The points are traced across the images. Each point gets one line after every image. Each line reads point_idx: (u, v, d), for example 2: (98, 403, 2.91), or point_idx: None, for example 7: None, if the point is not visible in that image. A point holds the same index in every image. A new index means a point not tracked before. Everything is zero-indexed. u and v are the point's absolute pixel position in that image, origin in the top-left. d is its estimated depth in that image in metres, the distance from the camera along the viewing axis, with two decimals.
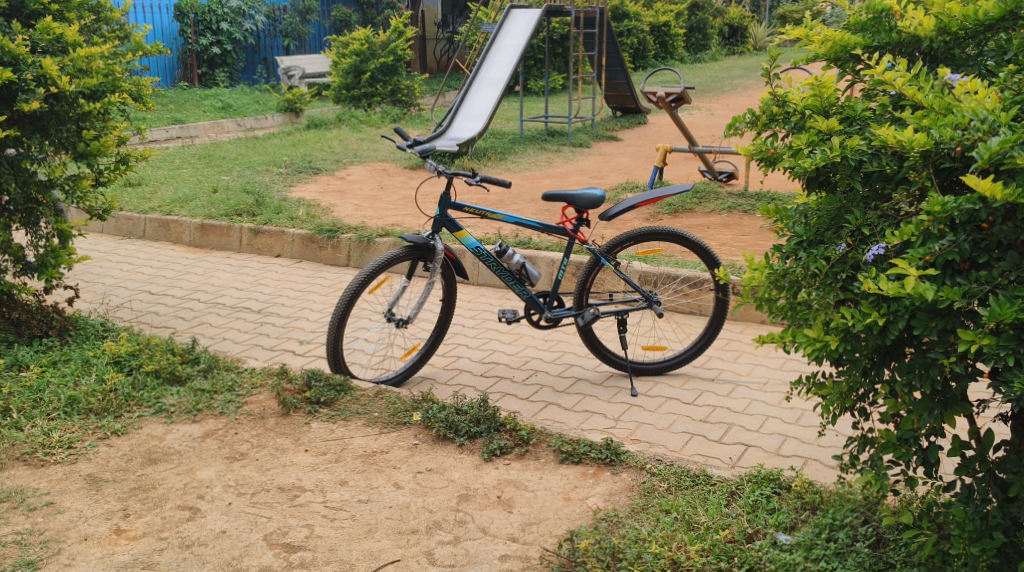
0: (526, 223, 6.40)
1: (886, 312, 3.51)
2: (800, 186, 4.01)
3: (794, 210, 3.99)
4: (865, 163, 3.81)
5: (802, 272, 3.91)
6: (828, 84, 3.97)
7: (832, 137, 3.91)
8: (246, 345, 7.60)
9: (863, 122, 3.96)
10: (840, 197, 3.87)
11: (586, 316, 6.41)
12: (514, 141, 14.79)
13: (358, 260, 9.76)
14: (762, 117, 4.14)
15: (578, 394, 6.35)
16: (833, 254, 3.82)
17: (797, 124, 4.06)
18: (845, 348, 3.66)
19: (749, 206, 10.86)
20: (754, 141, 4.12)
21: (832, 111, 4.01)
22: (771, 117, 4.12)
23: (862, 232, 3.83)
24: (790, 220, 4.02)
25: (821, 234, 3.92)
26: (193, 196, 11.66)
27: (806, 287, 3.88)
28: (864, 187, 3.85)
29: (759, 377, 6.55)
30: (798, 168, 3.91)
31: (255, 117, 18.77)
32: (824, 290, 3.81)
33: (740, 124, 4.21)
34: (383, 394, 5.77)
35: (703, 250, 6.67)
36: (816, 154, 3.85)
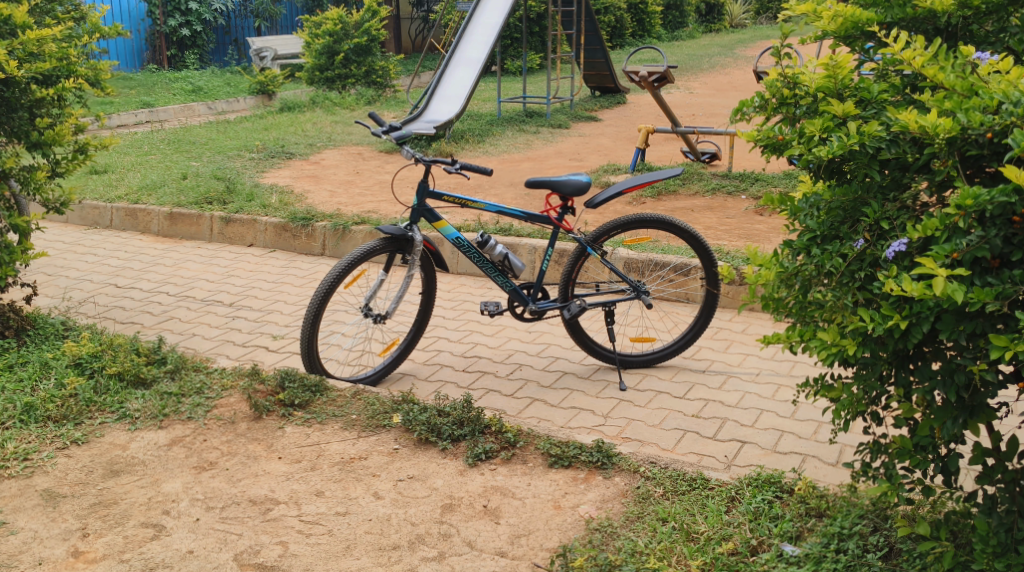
0: (509, 211, 6.10)
1: (908, 314, 3.32)
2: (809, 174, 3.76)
3: (804, 202, 3.76)
4: (882, 151, 3.55)
5: (814, 269, 3.68)
6: (842, 63, 3.73)
7: (850, 122, 3.65)
8: (216, 342, 7.29)
9: (879, 105, 3.70)
10: (856, 187, 3.64)
11: (572, 308, 6.13)
12: (491, 122, 14.48)
13: (333, 249, 9.44)
14: (770, 102, 3.86)
15: (564, 389, 6.09)
16: (850, 251, 3.58)
17: (811, 108, 3.81)
18: (862, 352, 3.45)
19: (734, 188, 10.61)
20: (759, 126, 3.88)
21: (846, 93, 3.76)
22: (781, 101, 3.85)
23: (880, 227, 3.59)
24: (801, 212, 3.78)
25: (836, 228, 3.68)
26: (161, 182, 11.31)
27: (817, 284, 3.66)
28: (881, 176, 3.61)
29: (751, 368, 6.27)
30: (811, 157, 3.66)
31: (226, 100, 18.37)
32: (840, 290, 3.58)
33: (748, 109, 3.92)
34: (361, 394, 5.47)
35: (700, 244, 6.43)
36: (831, 140, 3.59)
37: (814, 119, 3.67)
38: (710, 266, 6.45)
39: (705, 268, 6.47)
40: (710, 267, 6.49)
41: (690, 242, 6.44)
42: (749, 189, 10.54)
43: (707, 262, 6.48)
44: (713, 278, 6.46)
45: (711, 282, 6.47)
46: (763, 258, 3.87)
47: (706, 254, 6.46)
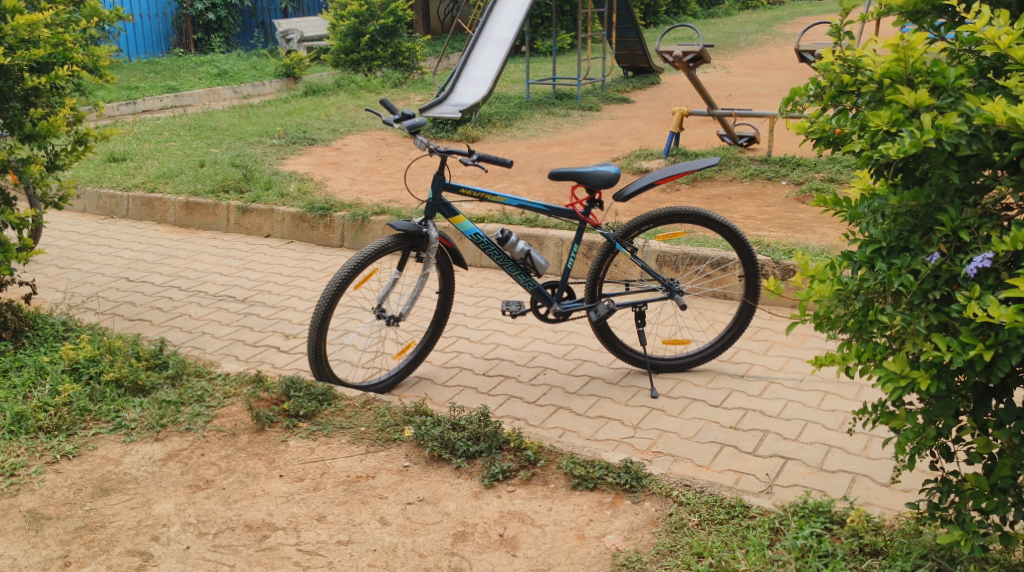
0: (531, 205, 5.68)
1: (993, 343, 3.12)
2: (872, 171, 3.49)
3: (867, 207, 3.47)
4: (961, 147, 3.23)
5: (878, 286, 3.44)
6: (914, 45, 3.32)
7: (923, 113, 3.28)
8: (227, 340, 6.84)
9: (957, 93, 3.29)
10: (931, 191, 3.33)
11: (599, 309, 5.71)
12: (520, 105, 14.03)
13: (353, 240, 9.06)
14: (827, 90, 3.57)
15: (591, 396, 5.70)
16: (924, 267, 3.30)
17: (876, 98, 3.45)
18: (938, 386, 3.25)
19: (773, 173, 10.14)
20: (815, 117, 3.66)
21: (916, 78, 3.36)
22: (840, 89, 3.54)
23: (957, 237, 3.30)
24: (865, 219, 3.51)
25: (905, 238, 3.39)
26: (179, 170, 10.94)
27: (883, 303, 3.42)
28: (959, 177, 3.30)
29: (793, 375, 5.90)
30: (876, 153, 3.34)
31: (252, 84, 18.02)
32: (912, 313, 3.32)
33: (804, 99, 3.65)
34: (372, 404, 5.07)
35: (742, 244, 5.99)
36: (902, 137, 3.24)
37: (883, 110, 3.31)
38: (752, 269, 6.01)
39: (746, 270, 6.02)
40: (751, 270, 6.05)
41: (731, 242, 5.99)
42: (789, 175, 10.06)
43: (748, 264, 6.04)
44: (753, 282, 6.02)
45: (751, 285, 6.03)
46: (815, 271, 3.59)
47: (748, 255, 6.02)
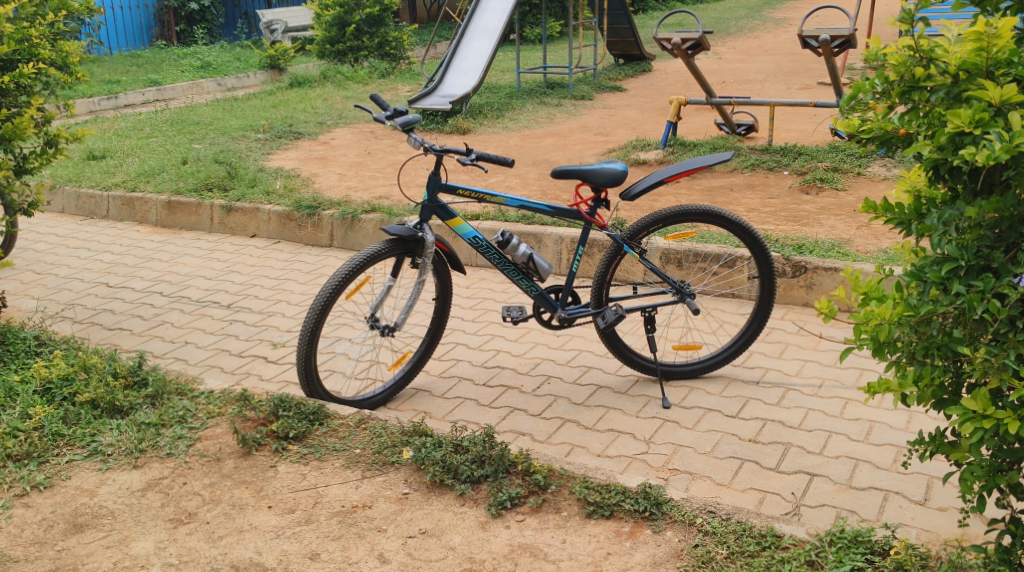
0: (533, 206, 5.33)
1: None
2: (939, 174, 3.34)
3: (935, 219, 3.32)
4: None
5: (949, 308, 3.27)
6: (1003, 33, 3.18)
7: (1009, 112, 3.19)
8: (211, 350, 6.47)
9: None
10: (1016, 204, 3.19)
11: (607, 316, 5.37)
12: (511, 95, 13.67)
13: (342, 240, 8.70)
14: (895, 86, 3.38)
15: (600, 407, 5.36)
16: (1010, 291, 3.17)
17: (951, 94, 3.30)
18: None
19: (775, 163, 9.82)
20: (875, 116, 3.49)
21: (1001, 72, 3.24)
22: (911, 84, 3.35)
23: None
24: (933, 231, 3.34)
25: (984, 255, 3.25)
26: (161, 167, 10.53)
27: (943, 323, 3.31)
28: None
29: (811, 378, 5.61)
30: (960, 159, 3.22)
31: (236, 76, 17.61)
32: (999, 346, 3.20)
33: (867, 95, 3.48)
34: (366, 423, 4.72)
35: (759, 246, 5.63)
36: (991, 141, 3.13)
37: (964, 108, 3.19)
38: (769, 273, 5.66)
39: (762, 274, 5.67)
40: (767, 274, 5.70)
41: (747, 244, 5.63)
42: (791, 164, 9.74)
43: (764, 267, 5.69)
44: (769, 287, 5.68)
45: (767, 289, 5.69)
46: (866, 285, 3.47)
47: (764, 258, 5.66)
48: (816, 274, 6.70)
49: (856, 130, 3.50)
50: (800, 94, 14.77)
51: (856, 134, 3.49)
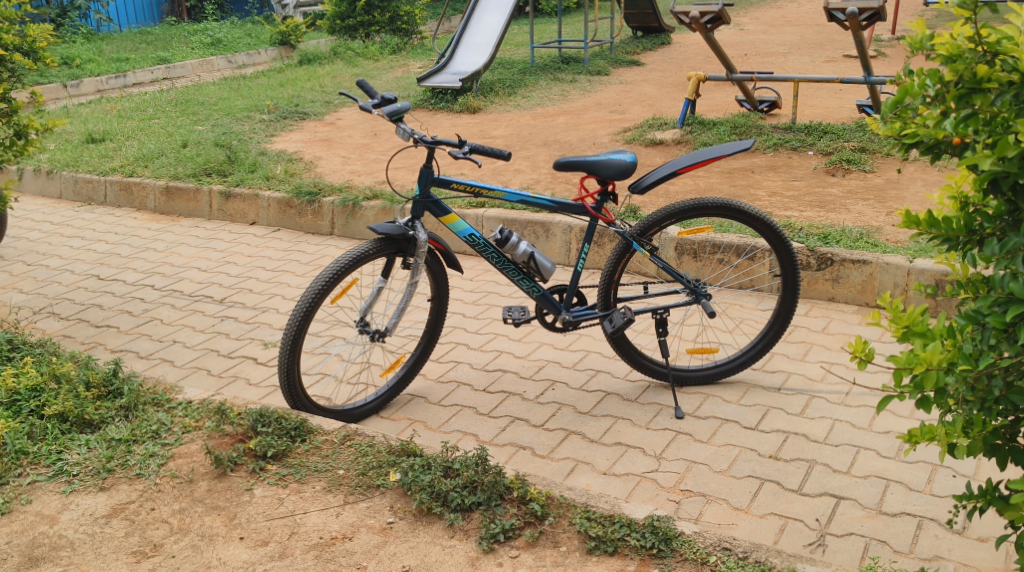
0: (534, 200, 4.94)
1: None
2: (1001, 191, 3.07)
3: (998, 246, 3.01)
4: None
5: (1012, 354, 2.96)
6: None
7: None
8: (199, 351, 6.11)
9: None
10: None
11: (615, 319, 4.98)
12: (524, 71, 13.22)
13: (344, 228, 8.32)
14: (952, 87, 3.08)
15: (608, 417, 4.98)
16: None
17: (1019, 98, 3.01)
18: None
19: (799, 143, 9.39)
20: (921, 115, 3.14)
21: None
22: (975, 84, 3.06)
23: None
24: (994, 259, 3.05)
25: None
26: (160, 151, 10.15)
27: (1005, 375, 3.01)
28: None
29: (837, 385, 5.25)
30: None
31: (246, 52, 17.20)
32: None
33: (916, 98, 3.13)
34: (352, 440, 4.34)
35: (783, 244, 5.19)
36: None
37: None
38: (793, 273, 5.23)
39: (785, 273, 5.25)
40: (791, 273, 5.27)
41: (770, 241, 5.20)
42: (816, 144, 9.31)
43: (788, 266, 5.26)
44: (793, 287, 5.26)
45: (790, 289, 5.27)
46: (907, 316, 3.07)
47: (788, 256, 5.23)
48: (843, 267, 6.33)
49: (897, 133, 3.16)
50: (825, 67, 14.27)
51: (897, 138, 3.14)
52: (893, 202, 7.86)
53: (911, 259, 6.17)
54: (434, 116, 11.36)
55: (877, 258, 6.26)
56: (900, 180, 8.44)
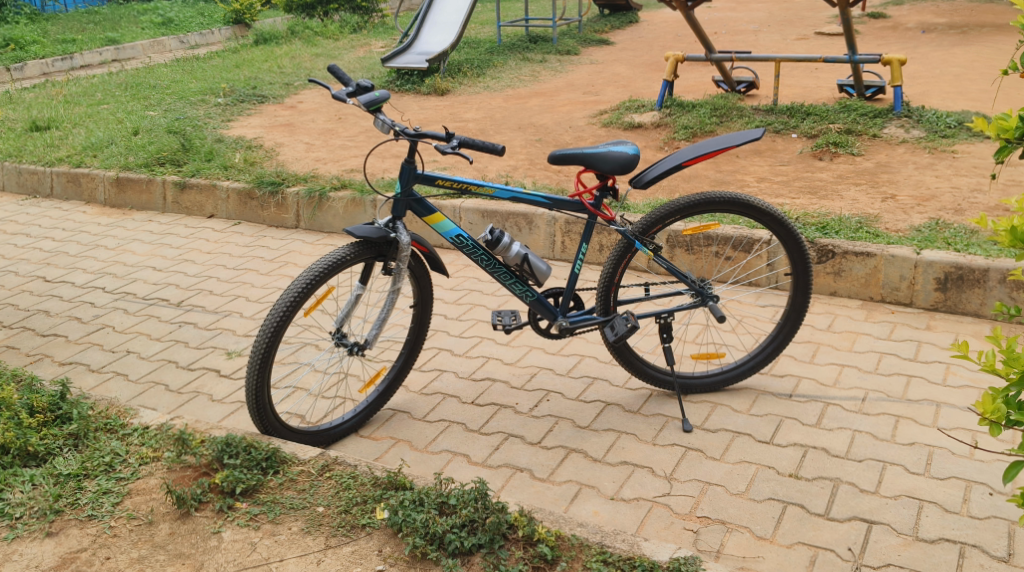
0: (527, 196, 4.50)
1: None
2: None
3: None
4: None
5: None
6: None
7: None
8: (156, 363, 5.64)
9: None
10: None
11: (617, 327, 4.58)
12: (491, 51, 12.74)
13: (309, 221, 7.83)
14: None
15: (610, 432, 4.57)
16: None
17: None
18: None
19: (783, 125, 9.00)
20: None
21: None
22: None
23: None
24: None
25: None
26: (109, 139, 9.57)
27: None
28: None
29: (852, 391, 4.85)
30: None
31: (199, 32, 16.54)
32: None
33: None
34: (331, 470, 3.93)
35: (794, 241, 4.75)
36: None
37: None
38: (804, 271, 4.80)
39: (796, 272, 4.81)
40: (802, 272, 4.84)
41: (780, 237, 4.76)
42: (800, 126, 8.93)
43: (799, 264, 4.83)
44: (804, 287, 4.83)
45: (801, 290, 4.84)
46: None
47: (799, 253, 4.80)
48: (845, 260, 5.95)
49: None
50: (797, 45, 13.91)
51: None
52: (887, 187, 7.50)
53: (918, 251, 5.81)
54: (400, 99, 10.86)
55: (881, 249, 5.89)
56: (891, 163, 8.09)
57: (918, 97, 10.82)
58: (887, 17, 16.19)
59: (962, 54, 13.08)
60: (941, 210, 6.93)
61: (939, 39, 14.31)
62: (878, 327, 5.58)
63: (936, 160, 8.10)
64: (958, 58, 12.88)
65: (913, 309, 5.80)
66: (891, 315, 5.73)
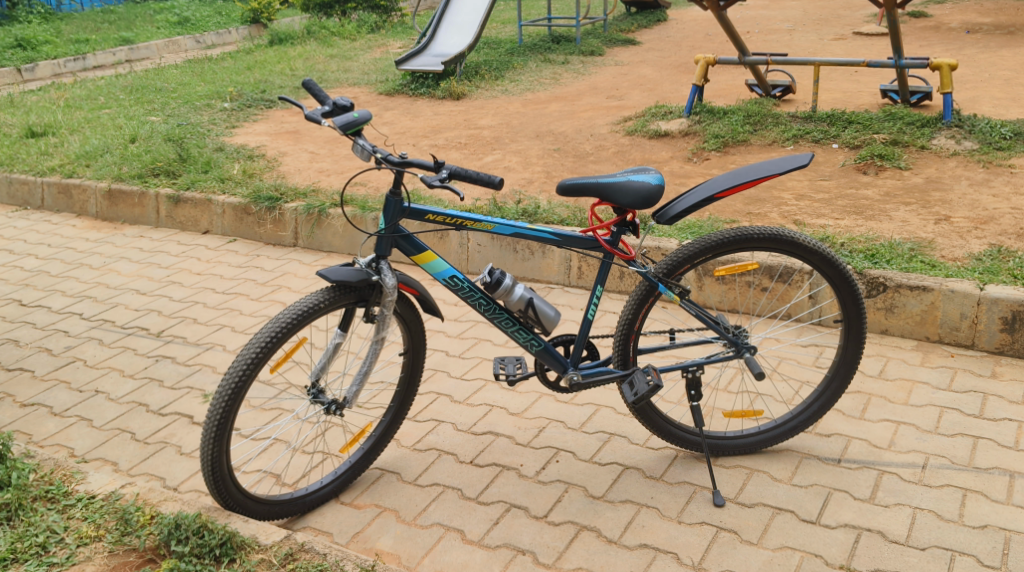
0: (533, 232, 3.89)
1: None
2: None
3: None
4: None
5: None
6: None
7: None
8: (125, 406, 5.04)
9: None
10: None
11: (637, 386, 3.95)
12: (512, 51, 12.11)
13: (309, 239, 7.19)
14: None
15: (629, 504, 3.97)
16: None
17: None
18: None
19: (822, 134, 8.31)
20: None
21: None
22: None
23: None
24: None
25: None
26: (105, 146, 8.90)
27: None
28: None
29: (909, 455, 4.26)
30: None
31: (215, 32, 15.99)
32: None
33: None
34: (295, 560, 3.55)
35: (846, 286, 4.11)
36: None
37: None
38: (857, 321, 4.15)
39: (847, 320, 4.17)
40: (854, 321, 4.19)
41: (830, 281, 4.11)
42: (841, 135, 8.22)
43: (852, 312, 4.18)
44: (856, 338, 4.18)
45: (852, 341, 4.20)
46: None
47: (852, 300, 4.15)
48: (898, 294, 5.30)
49: None
50: (834, 46, 13.18)
51: None
52: (938, 207, 6.82)
53: (981, 286, 5.16)
54: (413, 103, 10.25)
55: (939, 283, 5.23)
56: (942, 179, 7.40)
57: (967, 102, 10.10)
58: (928, 17, 15.42)
59: (1010, 56, 12.32)
60: (1001, 234, 6.26)
61: (985, 40, 13.54)
62: (936, 374, 4.93)
63: (991, 175, 7.40)
64: (1007, 60, 12.12)
65: (976, 353, 5.14)
66: (950, 359, 5.08)
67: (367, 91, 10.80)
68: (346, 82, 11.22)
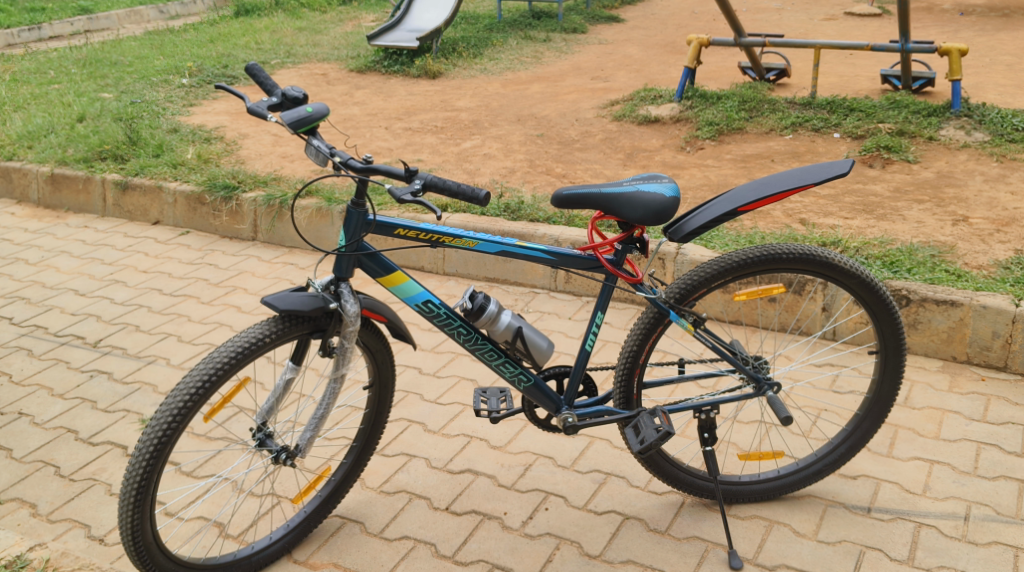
0: (522, 250, 3.35)
1: None
2: None
3: None
4: None
5: None
6: None
7: None
8: (51, 433, 4.45)
9: None
10: None
11: (644, 434, 3.43)
12: (490, 27, 11.46)
13: (268, 232, 6.55)
14: None
15: (630, 566, 3.49)
16: None
17: None
18: None
19: (823, 122, 7.71)
20: None
21: None
22: None
23: None
24: None
25: None
26: (50, 126, 8.17)
27: None
28: None
29: (948, 503, 3.73)
30: None
31: (179, 2, 15.20)
32: None
33: None
34: None
35: (884, 310, 3.53)
36: None
37: None
38: (895, 352, 3.58)
39: (883, 351, 3.59)
40: (891, 350, 3.62)
41: (867, 306, 3.53)
42: (843, 124, 7.62)
43: (889, 341, 3.61)
44: (893, 371, 3.61)
45: (889, 375, 3.63)
46: None
47: (890, 327, 3.57)
48: (923, 308, 4.59)
49: None
50: (826, 26, 12.58)
51: None
52: (954, 205, 6.24)
53: (1016, 302, 4.47)
54: (386, 82, 9.59)
55: (969, 297, 4.54)
56: (954, 173, 6.81)
57: (970, 89, 9.54)
58: None
59: (1008, 40, 11.79)
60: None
61: (980, 22, 13.01)
62: (967, 402, 4.27)
63: (1007, 170, 6.82)
64: (1007, 45, 11.58)
65: (1008, 376, 4.46)
66: (981, 384, 4.41)
67: (336, 67, 10.11)
68: (313, 58, 10.53)
